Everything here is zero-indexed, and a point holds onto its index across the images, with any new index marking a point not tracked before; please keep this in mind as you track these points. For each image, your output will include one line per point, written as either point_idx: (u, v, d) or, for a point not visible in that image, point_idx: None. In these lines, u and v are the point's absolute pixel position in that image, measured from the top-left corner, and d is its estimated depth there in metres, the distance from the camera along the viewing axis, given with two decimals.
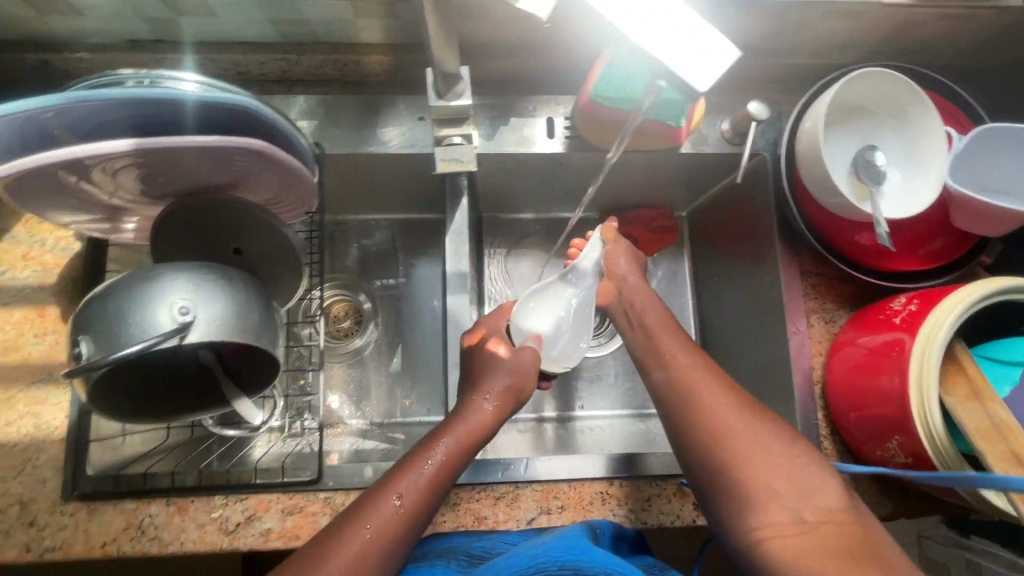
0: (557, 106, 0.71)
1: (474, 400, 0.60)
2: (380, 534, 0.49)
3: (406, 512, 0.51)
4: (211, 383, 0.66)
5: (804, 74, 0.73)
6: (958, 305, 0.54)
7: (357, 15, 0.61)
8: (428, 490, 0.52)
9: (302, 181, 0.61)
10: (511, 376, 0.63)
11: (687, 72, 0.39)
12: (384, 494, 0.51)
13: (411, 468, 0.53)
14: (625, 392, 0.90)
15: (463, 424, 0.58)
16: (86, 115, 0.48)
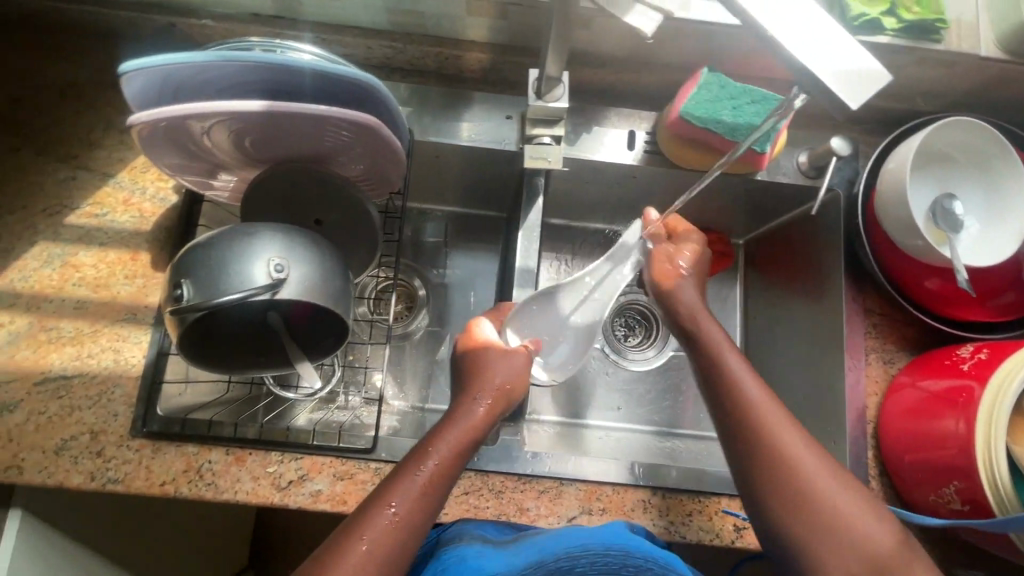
0: (640, 121, 0.74)
1: (466, 402, 0.58)
2: (377, 549, 0.47)
3: (405, 522, 0.49)
4: (275, 344, 0.67)
5: (887, 117, 0.75)
6: None
7: (469, 13, 0.65)
8: (422, 498, 0.51)
9: (396, 160, 0.63)
10: (510, 376, 0.60)
11: (829, 83, 0.32)
12: (378, 504, 0.50)
13: (407, 474, 0.52)
14: (662, 406, 0.91)
15: (457, 431, 0.55)
16: (227, 75, 0.51)
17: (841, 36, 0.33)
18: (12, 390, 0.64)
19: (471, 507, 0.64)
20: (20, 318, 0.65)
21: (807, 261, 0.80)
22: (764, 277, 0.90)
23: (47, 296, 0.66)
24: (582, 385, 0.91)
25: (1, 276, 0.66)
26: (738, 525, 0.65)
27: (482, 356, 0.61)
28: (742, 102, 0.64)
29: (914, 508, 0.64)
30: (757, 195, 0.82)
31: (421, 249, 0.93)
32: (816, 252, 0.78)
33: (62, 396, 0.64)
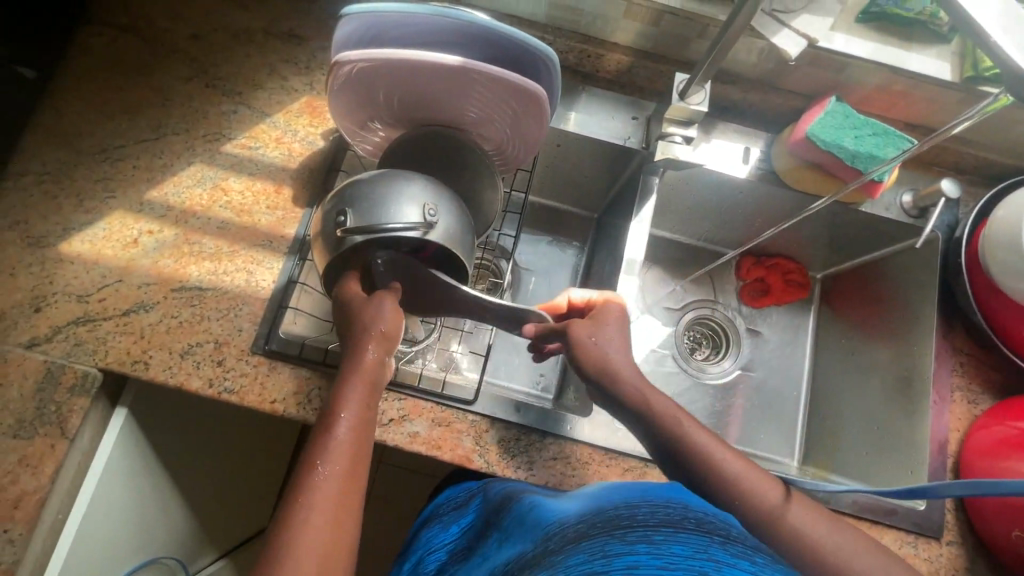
0: (755, 140, 0.79)
1: (353, 356, 0.56)
2: (320, 507, 0.48)
3: (338, 474, 0.50)
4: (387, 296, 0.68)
5: (991, 170, 0.79)
6: None
7: (623, 16, 0.71)
8: (348, 451, 0.51)
9: (537, 132, 0.68)
10: (385, 319, 0.58)
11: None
12: (306, 470, 0.50)
13: (322, 431, 0.52)
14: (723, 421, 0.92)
15: (351, 386, 0.55)
16: (429, 30, 0.57)
17: None
18: (151, 292, 0.68)
19: (556, 474, 0.67)
20: (168, 229, 0.71)
21: (892, 298, 0.83)
22: (840, 311, 0.93)
23: (195, 213, 0.72)
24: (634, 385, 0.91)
25: (158, 188, 0.72)
26: None
27: (355, 309, 0.58)
28: (863, 133, 0.69)
29: (992, 544, 0.65)
30: (848, 229, 0.86)
31: None
32: (904, 290, 0.81)
33: (194, 305, 0.68)
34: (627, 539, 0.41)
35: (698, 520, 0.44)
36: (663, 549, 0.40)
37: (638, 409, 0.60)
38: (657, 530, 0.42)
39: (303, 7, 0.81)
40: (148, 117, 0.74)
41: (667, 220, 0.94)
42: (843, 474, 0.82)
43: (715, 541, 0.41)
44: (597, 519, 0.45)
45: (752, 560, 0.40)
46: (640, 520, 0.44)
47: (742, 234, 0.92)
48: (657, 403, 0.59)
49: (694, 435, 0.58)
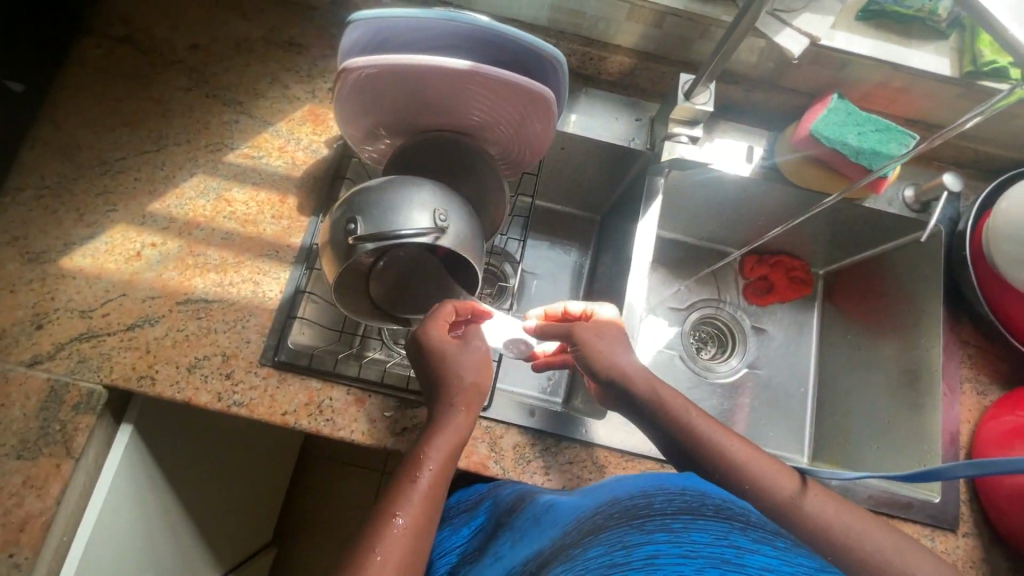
0: (758, 138, 0.79)
1: (443, 412, 0.57)
2: (392, 555, 0.47)
3: (416, 526, 0.49)
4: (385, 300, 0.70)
5: (989, 162, 0.80)
6: None
7: (627, 18, 0.71)
8: (425, 503, 0.51)
9: (544, 134, 0.68)
10: (474, 373, 0.60)
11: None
12: (384, 517, 0.49)
13: (404, 480, 0.52)
14: None
15: (438, 440, 0.55)
16: (436, 35, 0.57)
17: None
18: (155, 306, 0.67)
19: (573, 477, 0.66)
20: (172, 240, 0.70)
21: (895, 292, 0.84)
22: (844, 306, 0.93)
23: (199, 224, 0.71)
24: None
25: (160, 200, 0.71)
26: None
27: (439, 357, 0.59)
28: (867, 130, 0.70)
29: (1008, 533, 0.65)
30: (850, 224, 0.86)
31: None
32: (909, 284, 0.81)
33: (200, 317, 0.67)
34: (645, 529, 0.41)
35: (716, 507, 0.44)
36: (681, 537, 0.40)
37: (646, 402, 0.61)
38: (675, 518, 0.42)
39: (302, 15, 0.81)
40: (149, 129, 0.73)
41: (670, 221, 0.94)
42: (855, 469, 0.82)
43: (735, 527, 0.41)
44: (615, 511, 0.45)
45: (774, 545, 0.40)
46: (657, 509, 0.44)
47: (746, 232, 0.93)
48: (665, 397, 0.61)
49: (703, 427, 0.59)
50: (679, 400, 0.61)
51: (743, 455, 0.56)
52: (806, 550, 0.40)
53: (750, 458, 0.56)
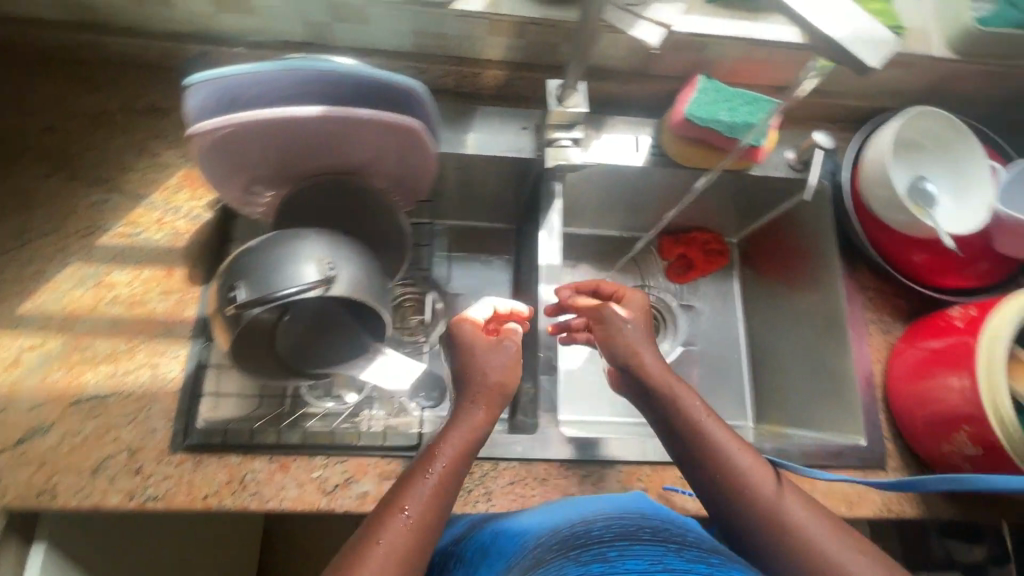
0: (643, 127, 0.81)
1: (465, 406, 0.58)
2: (391, 550, 0.48)
3: (422, 519, 0.50)
4: (295, 355, 0.69)
5: (861, 114, 0.83)
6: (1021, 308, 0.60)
7: (490, 32, 0.70)
8: (434, 498, 0.51)
9: (428, 167, 0.69)
10: (499, 372, 0.60)
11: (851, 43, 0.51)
12: (391, 511, 0.50)
13: (420, 471, 0.53)
14: None
15: (456, 433, 0.56)
16: (290, 84, 0.55)
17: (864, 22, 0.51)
18: (45, 413, 0.62)
19: (517, 497, 0.65)
20: (53, 340, 0.65)
21: (798, 249, 0.87)
22: (760, 270, 0.96)
23: (81, 316, 0.66)
24: (585, 386, 0.90)
25: (34, 299, 0.66)
26: None
27: (466, 359, 0.61)
28: (738, 104, 0.73)
29: (929, 459, 0.68)
30: (747, 193, 0.89)
31: None
32: (809, 240, 0.85)
33: (98, 416, 0.63)
34: (581, 560, 0.41)
35: (652, 531, 0.46)
36: (616, 565, 0.40)
37: (664, 402, 0.60)
38: (610, 546, 0.42)
39: (159, 77, 0.76)
40: (10, 225, 0.68)
41: (582, 217, 0.95)
42: (794, 425, 0.85)
43: (671, 549, 0.43)
44: (555, 541, 0.45)
45: (707, 562, 0.42)
46: (595, 536, 0.45)
47: (656, 215, 0.95)
48: (682, 397, 0.60)
49: (713, 430, 0.57)
50: (697, 408, 0.59)
51: (749, 465, 0.55)
52: (738, 566, 0.42)
53: (753, 467, 0.55)
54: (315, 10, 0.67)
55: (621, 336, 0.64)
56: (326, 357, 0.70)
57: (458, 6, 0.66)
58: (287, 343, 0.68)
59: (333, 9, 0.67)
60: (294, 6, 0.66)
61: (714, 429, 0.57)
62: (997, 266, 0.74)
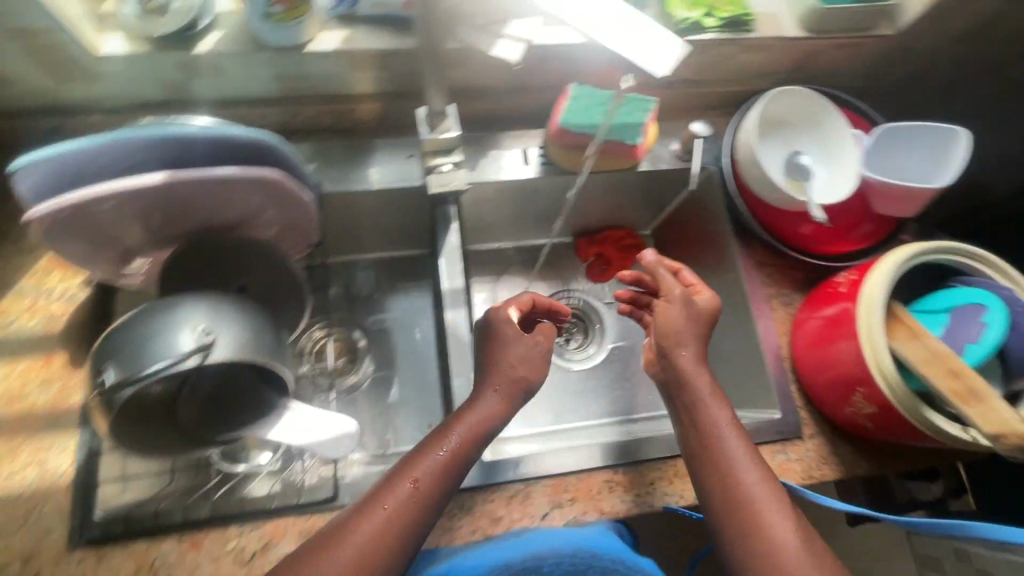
0: (530, 138, 0.82)
1: (483, 395, 0.64)
2: (392, 513, 0.56)
3: (420, 496, 0.57)
4: (200, 423, 0.66)
5: (737, 99, 0.86)
6: (891, 263, 0.62)
7: (354, 68, 0.69)
8: (442, 474, 0.59)
9: (305, 210, 0.68)
10: (524, 364, 0.66)
11: (634, 60, 0.39)
12: (402, 478, 0.58)
13: (427, 453, 0.59)
14: (620, 396, 0.95)
15: (468, 416, 0.62)
16: (127, 153, 0.53)
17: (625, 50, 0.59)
18: None
19: (444, 531, 0.64)
20: None
21: (700, 235, 0.89)
22: (673, 259, 0.98)
23: None
24: (541, 392, 0.95)
25: None
26: None
27: (492, 350, 0.66)
28: (617, 110, 0.73)
29: (839, 421, 0.70)
30: (646, 190, 0.90)
31: (354, 300, 0.98)
32: (707, 226, 0.87)
33: None
34: None
35: None
36: None
37: (677, 372, 0.65)
38: None
39: None
40: None
41: (493, 232, 0.96)
42: None
43: None
44: None
45: None
46: None
47: (564, 218, 0.95)
48: (691, 368, 0.65)
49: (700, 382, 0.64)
50: (693, 372, 0.65)
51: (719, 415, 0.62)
52: None
53: (719, 415, 0.62)
54: (163, 68, 0.64)
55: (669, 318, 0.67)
56: (236, 420, 0.66)
57: (312, 49, 0.65)
58: (192, 412, 0.65)
59: (182, 66, 0.65)
60: (139, 68, 0.64)
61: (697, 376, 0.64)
62: (880, 227, 0.77)
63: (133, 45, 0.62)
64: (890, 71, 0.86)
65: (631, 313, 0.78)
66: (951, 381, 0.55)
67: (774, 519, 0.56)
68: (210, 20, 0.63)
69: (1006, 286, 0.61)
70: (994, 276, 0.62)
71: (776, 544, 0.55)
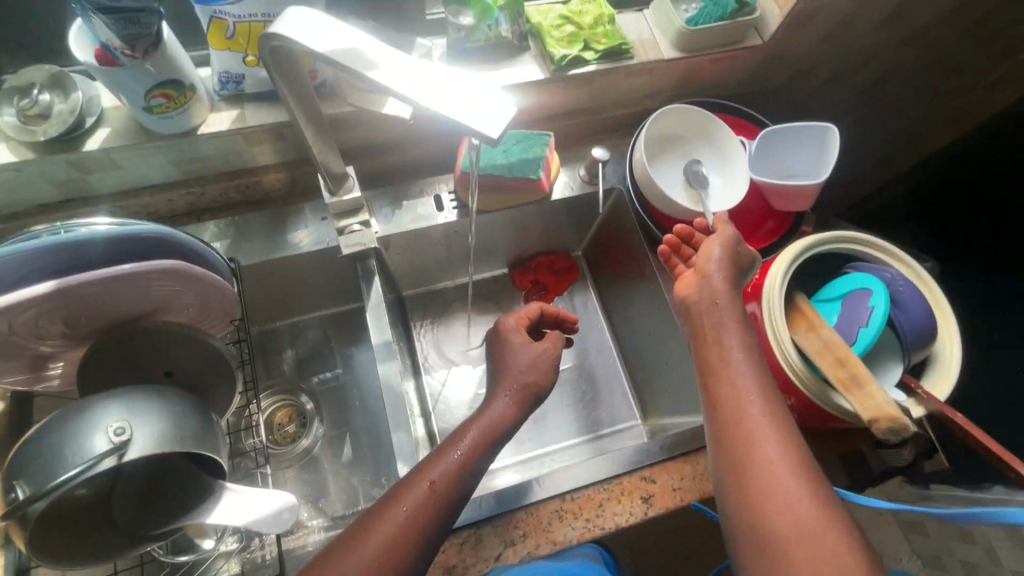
0: (441, 184, 0.84)
1: (492, 400, 0.66)
2: (406, 513, 0.55)
3: (436, 492, 0.57)
4: (137, 518, 0.64)
5: (633, 119, 0.90)
6: (788, 254, 0.65)
7: (249, 144, 0.71)
8: (458, 473, 0.59)
9: (222, 293, 0.68)
10: (531, 371, 0.68)
11: (465, 125, 0.42)
12: (419, 480, 0.57)
13: (445, 458, 0.59)
14: (579, 417, 0.95)
15: (485, 418, 0.64)
16: (14, 266, 0.52)
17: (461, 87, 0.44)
18: None
19: None
20: None
21: (622, 251, 0.92)
22: (604, 276, 1.00)
23: None
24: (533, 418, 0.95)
25: None
26: (645, 497, 0.70)
27: (504, 357, 0.70)
28: (509, 145, 0.78)
29: None
30: (565, 215, 0.93)
31: (298, 362, 0.97)
32: (626, 241, 0.90)
33: None
34: None
35: None
36: None
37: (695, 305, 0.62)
38: None
39: None
40: None
41: (425, 277, 0.97)
42: (668, 415, 0.88)
43: None
44: None
45: None
46: None
47: (493, 252, 0.97)
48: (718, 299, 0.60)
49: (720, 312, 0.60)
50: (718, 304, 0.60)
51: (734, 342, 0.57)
52: None
53: (733, 340, 0.57)
54: (55, 171, 0.65)
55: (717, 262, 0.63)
56: (169, 519, 0.64)
57: (204, 131, 0.67)
58: (127, 509, 0.64)
59: (75, 166, 0.65)
60: (30, 174, 0.64)
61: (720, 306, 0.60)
62: (782, 222, 0.81)
63: (18, 152, 0.62)
64: (770, 75, 0.91)
65: (667, 258, 0.70)
66: (837, 366, 0.59)
67: (770, 447, 0.51)
68: (96, 117, 0.64)
69: (890, 269, 0.64)
70: (886, 261, 0.65)
71: (771, 473, 0.49)
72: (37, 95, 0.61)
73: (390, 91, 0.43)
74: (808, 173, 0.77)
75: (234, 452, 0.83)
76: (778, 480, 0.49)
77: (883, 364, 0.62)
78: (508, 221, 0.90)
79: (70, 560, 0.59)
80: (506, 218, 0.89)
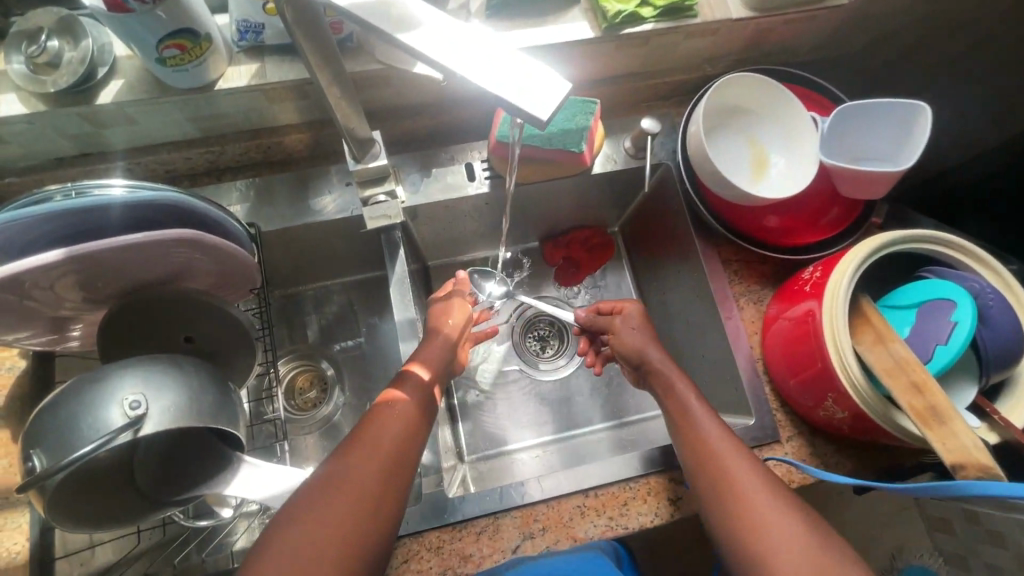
0: (474, 152, 0.78)
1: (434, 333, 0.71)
2: (382, 438, 0.57)
3: (408, 431, 0.59)
4: (161, 484, 0.63)
5: (690, 86, 0.81)
6: (855, 256, 0.58)
7: (270, 101, 0.66)
8: (419, 406, 0.62)
9: (242, 262, 0.64)
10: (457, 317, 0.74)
11: (512, 104, 0.36)
12: (381, 409, 0.60)
13: (376, 442, 0.57)
14: (605, 403, 0.92)
15: (405, 404, 0.61)
16: (19, 232, 0.48)
17: (522, 60, 0.37)
18: None
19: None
20: None
21: (665, 232, 0.85)
22: (642, 256, 0.94)
23: None
24: (553, 403, 0.92)
25: None
26: (673, 498, 0.67)
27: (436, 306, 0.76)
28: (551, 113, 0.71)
29: (817, 424, 0.67)
30: (605, 190, 0.86)
31: (320, 328, 0.95)
32: (670, 220, 0.83)
33: None
34: None
35: None
36: None
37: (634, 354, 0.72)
38: None
39: None
40: None
41: (453, 250, 0.92)
42: None
43: None
44: None
45: None
46: None
47: (524, 224, 0.92)
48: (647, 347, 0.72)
49: (670, 376, 0.67)
50: (653, 355, 0.71)
51: (696, 406, 0.63)
52: None
53: (681, 381, 0.66)
54: (69, 124, 0.62)
55: (629, 340, 0.73)
56: (190, 487, 0.63)
57: (222, 86, 0.62)
58: (152, 475, 0.64)
59: (88, 119, 0.62)
60: (42, 126, 0.61)
61: (670, 369, 0.67)
62: (849, 211, 0.72)
63: (27, 103, 0.58)
64: (851, 37, 0.80)
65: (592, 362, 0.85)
66: (910, 390, 0.52)
67: (749, 490, 0.54)
68: (107, 68, 0.60)
69: (979, 278, 0.56)
70: (973, 266, 0.58)
71: (763, 522, 0.52)
72: (45, 41, 0.57)
73: (429, 60, 0.37)
74: (892, 158, 0.68)
75: (255, 417, 0.83)
76: (750, 502, 0.53)
77: (956, 382, 0.56)
78: (542, 193, 0.84)
79: (94, 524, 0.58)
80: (539, 190, 0.82)
